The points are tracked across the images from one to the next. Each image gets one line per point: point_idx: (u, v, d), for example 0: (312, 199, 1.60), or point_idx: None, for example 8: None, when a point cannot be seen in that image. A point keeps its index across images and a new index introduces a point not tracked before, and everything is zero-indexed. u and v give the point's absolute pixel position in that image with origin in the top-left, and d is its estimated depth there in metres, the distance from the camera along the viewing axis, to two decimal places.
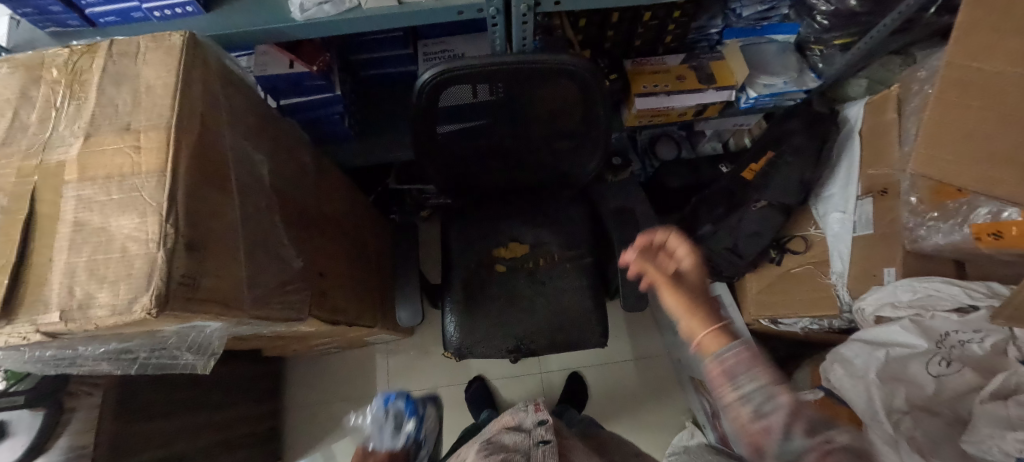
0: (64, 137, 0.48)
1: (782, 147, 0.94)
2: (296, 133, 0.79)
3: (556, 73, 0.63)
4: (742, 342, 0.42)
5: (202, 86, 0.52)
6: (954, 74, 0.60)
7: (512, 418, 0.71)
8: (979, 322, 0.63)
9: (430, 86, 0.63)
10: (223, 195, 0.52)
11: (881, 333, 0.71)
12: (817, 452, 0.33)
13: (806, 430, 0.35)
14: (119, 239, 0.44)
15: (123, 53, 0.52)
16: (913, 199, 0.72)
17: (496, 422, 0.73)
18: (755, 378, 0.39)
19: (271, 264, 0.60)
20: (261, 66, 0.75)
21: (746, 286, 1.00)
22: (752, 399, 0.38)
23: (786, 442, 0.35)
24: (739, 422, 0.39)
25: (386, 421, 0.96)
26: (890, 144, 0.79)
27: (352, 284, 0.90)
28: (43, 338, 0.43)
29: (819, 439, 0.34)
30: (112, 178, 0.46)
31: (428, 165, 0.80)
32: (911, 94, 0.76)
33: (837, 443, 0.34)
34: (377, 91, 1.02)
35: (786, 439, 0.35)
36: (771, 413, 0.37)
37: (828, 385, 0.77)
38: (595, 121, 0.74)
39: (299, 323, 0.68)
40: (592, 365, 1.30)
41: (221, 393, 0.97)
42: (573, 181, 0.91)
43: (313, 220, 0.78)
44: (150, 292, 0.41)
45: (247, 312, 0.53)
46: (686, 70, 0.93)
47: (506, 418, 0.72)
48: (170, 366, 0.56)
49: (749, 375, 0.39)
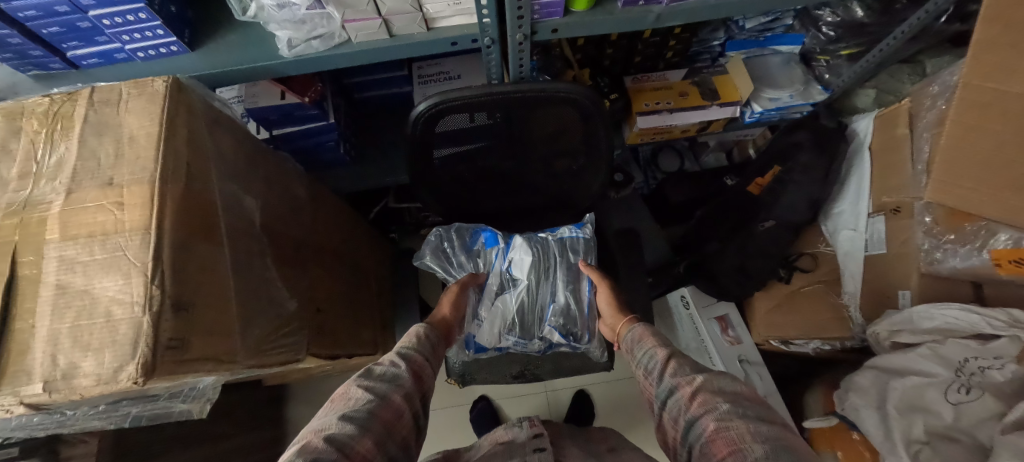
0: (45, 193, 0.46)
1: (790, 164, 0.92)
2: (289, 165, 0.78)
3: (555, 101, 0.61)
4: (640, 324, 0.60)
5: (187, 133, 0.50)
6: (972, 95, 0.58)
7: (504, 434, 0.61)
8: (1001, 350, 0.60)
9: (425, 116, 0.61)
10: (212, 246, 0.50)
11: (898, 361, 0.69)
12: (680, 388, 0.45)
13: (673, 374, 0.47)
14: (104, 302, 0.42)
15: (105, 101, 0.50)
16: (926, 220, 0.72)
17: (487, 437, 0.63)
18: (643, 346, 0.55)
19: (266, 309, 0.59)
20: (251, 97, 0.73)
21: (755, 306, 0.95)
22: (643, 362, 0.53)
23: (661, 386, 0.47)
24: (643, 386, 0.52)
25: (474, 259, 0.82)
26: (903, 161, 0.76)
27: (352, 313, 0.89)
28: (27, 409, 0.41)
29: (684, 380, 0.45)
30: (95, 236, 0.44)
31: (425, 191, 0.78)
32: (924, 109, 0.73)
33: (698, 382, 0.44)
34: (373, 112, 1.01)
35: (661, 384, 0.47)
36: (652, 368, 0.51)
37: (843, 412, 0.75)
38: (596, 143, 0.72)
39: (297, 362, 0.66)
40: (599, 381, 1.29)
41: (223, 424, 0.97)
42: (576, 203, 0.88)
43: (309, 253, 0.76)
44: (137, 359, 0.39)
45: (242, 364, 0.51)
46: (688, 85, 0.90)
47: (496, 432, 0.62)
48: (165, 415, 0.54)
49: (640, 346, 0.56)
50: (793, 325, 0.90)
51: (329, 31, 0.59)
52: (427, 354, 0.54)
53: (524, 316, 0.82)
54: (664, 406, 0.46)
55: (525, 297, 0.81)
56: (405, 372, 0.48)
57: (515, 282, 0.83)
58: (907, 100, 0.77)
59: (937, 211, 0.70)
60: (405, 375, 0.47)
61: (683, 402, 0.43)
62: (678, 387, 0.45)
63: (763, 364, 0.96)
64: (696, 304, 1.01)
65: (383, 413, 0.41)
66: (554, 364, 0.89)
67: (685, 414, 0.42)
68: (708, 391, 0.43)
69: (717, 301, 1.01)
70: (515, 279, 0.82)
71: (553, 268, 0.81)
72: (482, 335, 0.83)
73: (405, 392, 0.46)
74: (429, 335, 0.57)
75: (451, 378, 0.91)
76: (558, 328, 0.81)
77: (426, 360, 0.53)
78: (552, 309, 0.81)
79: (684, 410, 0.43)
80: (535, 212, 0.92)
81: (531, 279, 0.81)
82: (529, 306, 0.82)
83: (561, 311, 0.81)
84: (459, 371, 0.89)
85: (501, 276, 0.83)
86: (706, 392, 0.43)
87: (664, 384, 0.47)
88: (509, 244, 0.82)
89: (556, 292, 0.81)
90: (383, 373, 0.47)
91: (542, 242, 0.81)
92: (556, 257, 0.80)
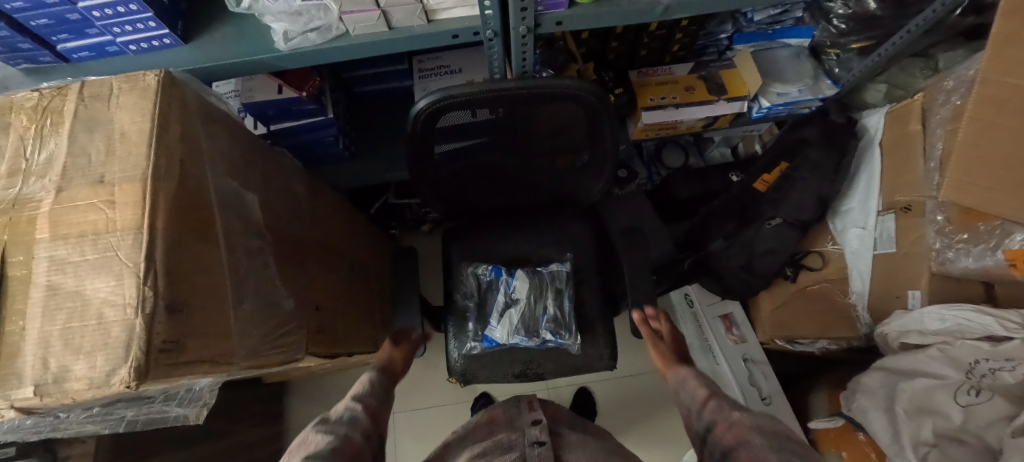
0: (35, 191, 0.45)
1: (798, 160, 0.91)
2: (287, 161, 0.76)
3: (559, 97, 0.59)
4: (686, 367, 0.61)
5: (180, 129, 0.49)
6: (988, 90, 0.57)
7: (502, 412, 0.61)
8: (1013, 351, 0.58)
9: (425, 112, 0.59)
10: (207, 245, 0.49)
11: (906, 363, 0.67)
12: (717, 422, 0.45)
13: (712, 410, 0.47)
14: (96, 304, 0.40)
15: (95, 96, 0.48)
16: (940, 218, 0.69)
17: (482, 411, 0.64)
18: (688, 386, 0.56)
19: (264, 309, 0.57)
20: (247, 92, 0.71)
21: (761, 304, 0.97)
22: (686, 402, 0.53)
23: (699, 424, 0.48)
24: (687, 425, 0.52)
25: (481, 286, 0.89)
26: (915, 157, 0.74)
27: (352, 310, 0.88)
28: (19, 413, 0.40)
29: (721, 415, 0.45)
30: (86, 236, 0.42)
31: (425, 187, 0.77)
32: (938, 105, 0.71)
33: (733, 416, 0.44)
34: (372, 107, 0.99)
35: (698, 421, 0.48)
36: (693, 407, 0.51)
37: (852, 414, 0.73)
38: (600, 140, 0.70)
39: (296, 362, 0.65)
40: (601, 379, 1.28)
41: (223, 421, 0.97)
42: (579, 200, 0.87)
43: (308, 251, 0.74)
44: (129, 363, 0.38)
45: (239, 365, 0.50)
46: (694, 80, 0.88)
47: (493, 410, 0.62)
48: (160, 420, 0.53)
49: (685, 386, 0.56)
50: (799, 324, 0.91)
51: (327, 23, 0.57)
52: (377, 395, 0.57)
53: (521, 331, 0.85)
54: (704, 445, 0.45)
55: (524, 314, 0.85)
56: (362, 411, 0.51)
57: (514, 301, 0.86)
58: (920, 96, 0.75)
59: (951, 210, 0.67)
60: (361, 417, 0.50)
61: (719, 433, 0.43)
62: (715, 422, 0.45)
63: (767, 363, 0.98)
64: (700, 302, 1.05)
65: (343, 451, 0.43)
66: (556, 364, 0.88)
67: (719, 443, 0.42)
68: (744, 424, 0.42)
69: (723, 299, 1.03)
70: (515, 297, 0.86)
71: (549, 289, 0.87)
72: (495, 339, 0.85)
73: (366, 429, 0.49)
74: (375, 381, 0.60)
75: (452, 377, 0.90)
76: (552, 334, 0.84)
77: (380, 404, 0.56)
78: (547, 320, 0.85)
79: (720, 440, 0.42)
80: (537, 210, 0.91)
81: (531, 298, 0.85)
82: (526, 321, 0.85)
83: (555, 322, 0.85)
84: (461, 370, 0.88)
85: (502, 296, 0.86)
86: (740, 425, 0.42)
87: (702, 420, 0.47)
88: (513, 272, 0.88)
89: (550, 307, 0.86)
90: (338, 418, 0.49)
91: (538, 272, 0.88)
92: (553, 282, 0.87)
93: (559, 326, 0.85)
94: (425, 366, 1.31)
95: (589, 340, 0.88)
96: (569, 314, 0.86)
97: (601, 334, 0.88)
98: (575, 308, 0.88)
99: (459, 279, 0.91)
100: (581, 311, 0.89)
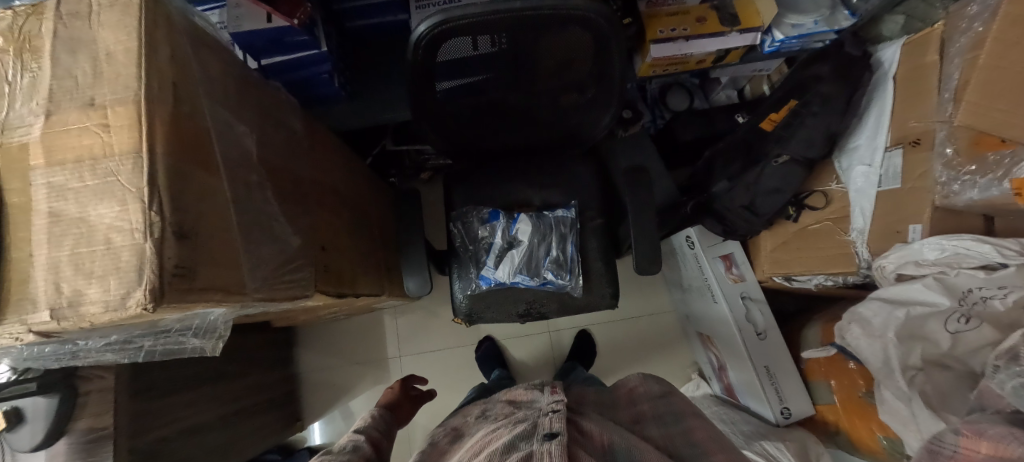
0: (22, 116, 0.43)
1: (807, 96, 0.90)
2: (281, 96, 0.74)
3: (567, 22, 0.53)
4: None
5: (169, 50, 0.45)
6: (1017, 10, 0.59)
7: (524, 394, 0.80)
8: (1007, 280, 0.60)
9: (426, 40, 0.55)
10: (208, 175, 0.47)
11: (901, 291, 0.69)
12: None
13: None
14: (102, 230, 0.39)
15: (74, 13, 0.44)
16: (948, 151, 0.68)
17: (512, 394, 0.82)
18: None
19: (268, 244, 0.57)
20: (234, 20, 0.68)
21: (760, 245, 1.01)
22: None
23: None
24: None
25: (485, 233, 0.90)
26: (930, 89, 0.72)
27: (358, 255, 0.88)
28: (38, 337, 0.41)
29: None
30: (82, 161, 0.41)
31: (427, 127, 0.75)
32: (958, 33, 0.67)
33: None
34: (368, 45, 0.95)
35: None
36: None
37: (843, 342, 0.76)
38: (609, 72, 0.66)
39: (306, 299, 0.66)
40: (602, 322, 1.32)
41: (235, 364, 1.01)
42: (584, 138, 0.84)
43: (309, 191, 0.74)
44: (142, 286, 0.36)
45: (250, 296, 0.50)
46: (706, 10, 0.85)
47: (517, 391, 0.83)
48: (177, 351, 0.54)
49: None
50: (796, 261, 0.94)
51: None
52: (379, 428, 0.84)
53: (524, 270, 0.88)
54: None
55: (525, 255, 0.88)
56: (365, 440, 0.75)
57: (517, 243, 0.89)
58: (942, 23, 0.71)
59: (962, 141, 0.67)
60: (362, 446, 0.72)
61: None
62: None
63: (764, 302, 1.01)
64: (701, 244, 1.05)
65: (367, 446, 0.74)
66: (561, 303, 0.90)
67: None
68: None
69: (724, 240, 1.04)
70: (517, 239, 0.89)
71: (550, 232, 0.89)
72: (495, 278, 0.88)
73: (364, 453, 0.70)
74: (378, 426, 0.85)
75: (458, 318, 0.92)
76: (552, 275, 0.87)
77: (381, 435, 0.81)
78: (549, 261, 0.88)
79: None
80: (540, 151, 0.89)
81: (534, 240, 0.88)
82: (526, 260, 0.88)
83: (558, 262, 0.88)
84: (466, 311, 0.90)
85: (505, 237, 0.89)
86: None
87: None
88: (515, 219, 0.89)
89: (553, 248, 0.88)
90: (340, 449, 0.71)
91: (542, 217, 0.89)
92: (552, 226, 0.89)
93: (560, 268, 0.88)
94: (429, 313, 1.35)
95: (591, 282, 0.89)
96: (571, 257, 0.88)
97: (603, 275, 0.89)
98: (579, 253, 0.89)
99: (465, 223, 0.91)
100: (584, 252, 0.90)
